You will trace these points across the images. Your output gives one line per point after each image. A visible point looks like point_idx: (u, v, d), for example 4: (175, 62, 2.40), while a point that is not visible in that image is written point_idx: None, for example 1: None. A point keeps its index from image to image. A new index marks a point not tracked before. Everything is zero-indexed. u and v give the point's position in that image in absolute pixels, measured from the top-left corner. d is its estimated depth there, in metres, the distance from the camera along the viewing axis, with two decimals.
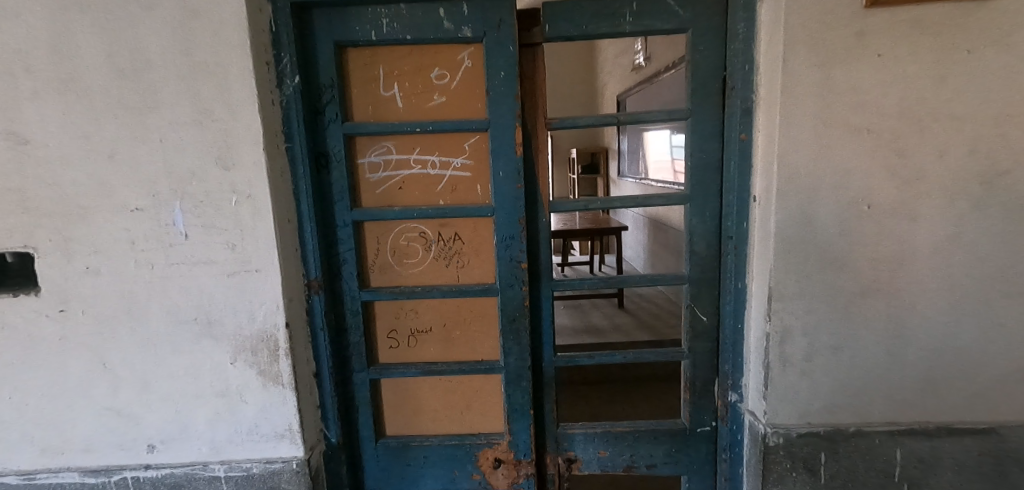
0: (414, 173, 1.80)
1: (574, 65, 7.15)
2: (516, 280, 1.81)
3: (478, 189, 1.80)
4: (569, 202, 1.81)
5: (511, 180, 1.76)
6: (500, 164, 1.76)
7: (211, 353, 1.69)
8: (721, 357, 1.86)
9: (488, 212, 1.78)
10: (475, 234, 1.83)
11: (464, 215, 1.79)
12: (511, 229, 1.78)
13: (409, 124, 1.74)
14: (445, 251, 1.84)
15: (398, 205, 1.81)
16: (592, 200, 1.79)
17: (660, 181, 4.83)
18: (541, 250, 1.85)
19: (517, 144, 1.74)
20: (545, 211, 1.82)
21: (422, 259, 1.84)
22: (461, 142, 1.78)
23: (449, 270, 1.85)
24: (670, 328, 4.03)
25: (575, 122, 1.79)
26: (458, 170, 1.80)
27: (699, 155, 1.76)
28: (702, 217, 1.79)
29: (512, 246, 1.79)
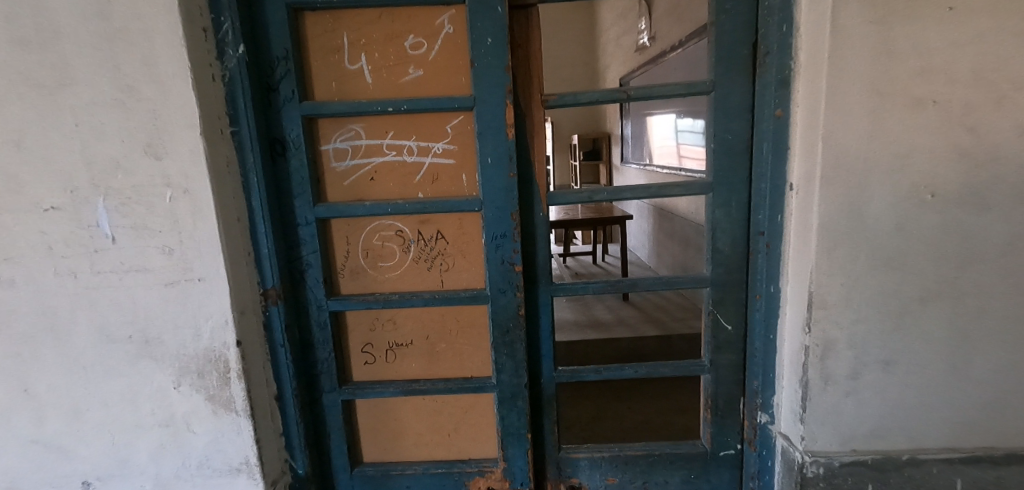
0: (388, 161, 1.53)
1: (574, 48, 6.84)
2: (509, 285, 1.55)
3: (464, 179, 1.54)
4: (570, 194, 1.54)
5: (502, 167, 1.49)
6: (488, 149, 1.49)
7: (151, 376, 1.43)
8: (749, 372, 1.60)
9: (476, 206, 1.52)
10: (461, 231, 1.56)
11: (448, 209, 1.52)
12: (502, 226, 1.52)
13: (380, 102, 1.47)
14: (427, 252, 1.58)
15: (370, 199, 1.55)
16: (597, 191, 1.52)
17: (667, 167, 4.55)
18: (539, 250, 1.59)
19: (509, 125, 1.47)
20: (542, 204, 1.56)
21: (399, 261, 1.58)
22: (443, 123, 1.51)
23: (431, 274, 1.59)
24: (678, 322, 3.76)
25: (576, 99, 1.51)
26: (440, 157, 1.53)
27: (725, 136, 1.49)
28: (727, 209, 1.53)
29: (505, 246, 1.53)
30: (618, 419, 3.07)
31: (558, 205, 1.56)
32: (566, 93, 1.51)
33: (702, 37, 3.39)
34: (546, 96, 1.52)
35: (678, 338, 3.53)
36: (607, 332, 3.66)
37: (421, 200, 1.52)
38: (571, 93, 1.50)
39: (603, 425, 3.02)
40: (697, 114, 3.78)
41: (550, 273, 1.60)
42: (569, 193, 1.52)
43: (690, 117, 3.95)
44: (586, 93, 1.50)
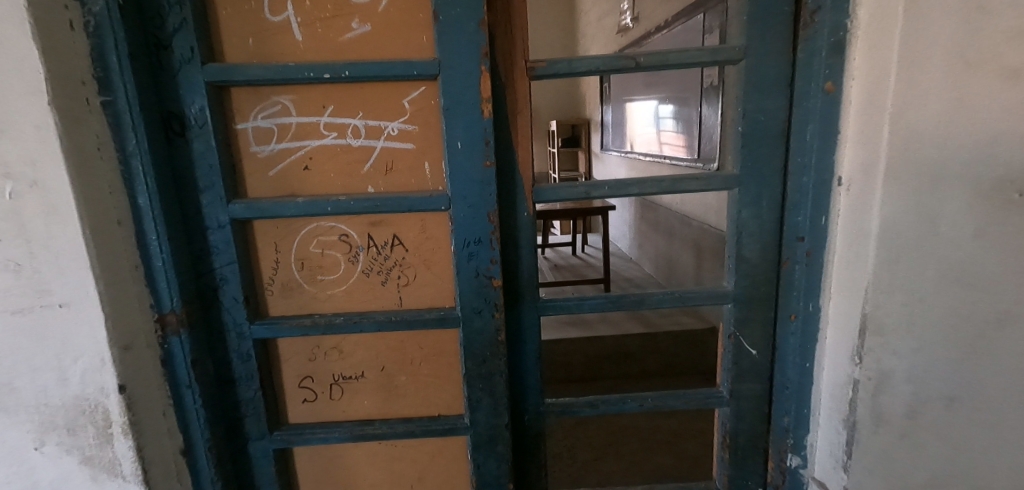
0: (329, 145, 1.18)
1: (552, 30, 6.51)
2: (485, 304, 1.23)
3: (427, 169, 1.20)
4: (562, 189, 1.22)
5: (477, 154, 1.16)
6: (457, 131, 1.15)
7: (3, 435, 1.05)
8: (778, 406, 1.32)
9: (443, 205, 1.19)
10: (424, 235, 1.23)
11: (406, 208, 1.19)
12: (477, 230, 1.19)
13: (313, 68, 1.11)
14: (382, 262, 1.24)
15: (306, 194, 1.20)
16: (596, 185, 1.21)
17: (648, 154, 4.26)
18: (522, 259, 1.27)
19: (485, 98, 1.13)
20: (526, 201, 1.24)
21: (344, 274, 1.24)
22: (399, 96, 1.17)
23: (386, 290, 1.26)
24: (663, 319, 3.49)
25: (572, 67, 1.18)
26: (396, 139, 1.19)
27: (755, 117, 1.19)
28: (757, 208, 1.24)
29: (481, 255, 1.20)
30: (601, 425, 2.79)
31: (546, 203, 1.24)
32: (559, 58, 1.18)
33: (692, 15, 3.08)
34: (532, 63, 1.19)
35: (663, 336, 3.27)
36: (590, 329, 3.38)
37: (372, 196, 1.18)
38: (566, 58, 1.16)
39: (586, 431, 2.75)
40: (682, 99, 3.48)
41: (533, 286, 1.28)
42: (561, 187, 1.20)
43: (674, 102, 3.65)
44: (585, 58, 1.16)
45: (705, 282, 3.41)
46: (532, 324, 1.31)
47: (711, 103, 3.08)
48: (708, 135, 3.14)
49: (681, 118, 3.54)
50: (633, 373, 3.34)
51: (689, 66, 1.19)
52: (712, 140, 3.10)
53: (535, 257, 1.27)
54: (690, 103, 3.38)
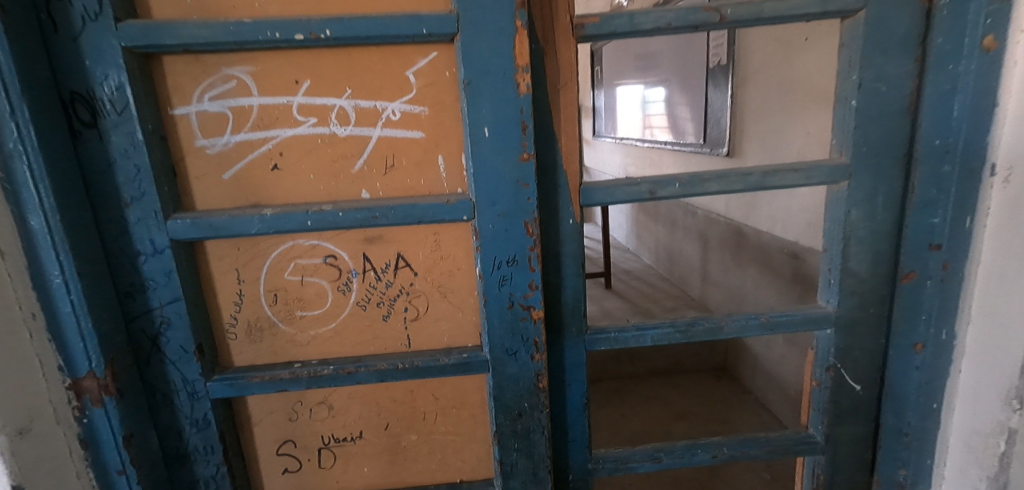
0: (307, 136, 0.86)
1: None
2: (522, 342, 0.93)
3: (442, 165, 0.90)
4: (619, 188, 0.93)
5: (510, 144, 0.85)
6: (484, 112, 0.84)
7: None
8: (886, 454, 1.04)
9: (465, 215, 0.89)
10: (438, 254, 0.93)
11: (415, 219, 0.88)
12: (511, 247, 0.89)
13: (278, 26, 0.79)
14: (382, 290, 0.93)
15: (277, 203, 0.88)
16: (663, 182, 0.93)
17: (641, 140, 3.98)
18: (565, 280, 0.97)
19: (521, 66, 0.83)
20: (572, 204, 0.94)
21: (333, 308, 0.93)
22: (401, 66, 0.86)
23: (389, 326, 0.95)
24: (668, 312, 3.15)
25: (633, 23, 0.88)
26: (398, 126, 0.88)
27: (874, 87, 0.89)
28: (872, 207, 0.94)
29: (516, 279, 0.90)
30: (610, 429, 2.40)
31: (601, 207, 0.94)
32: (616, 12, 0.87)
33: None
34: (579, 18, 0.87)
35: None
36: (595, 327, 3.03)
37: (367, 204, 0.87)
38: (628, 10, 0.87)
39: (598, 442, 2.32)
40: (678, 81, 3.19)
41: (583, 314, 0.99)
42: (620, 185, 0.92)
43: (666, 85, 3.37)
44: (653, 11, 0.87)
45: (711, 274, 3.12)
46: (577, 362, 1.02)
47: (717, 85, 2.75)
48: (715, 119, 2.81)
49: (674, 102, 3.28)
50: (640, 373, 2.88)
51: (789, 20, 0.89)
52: (720, 124, 2.78)
53: (582, 277, 0.97)
54: (690, 86, 3.04)
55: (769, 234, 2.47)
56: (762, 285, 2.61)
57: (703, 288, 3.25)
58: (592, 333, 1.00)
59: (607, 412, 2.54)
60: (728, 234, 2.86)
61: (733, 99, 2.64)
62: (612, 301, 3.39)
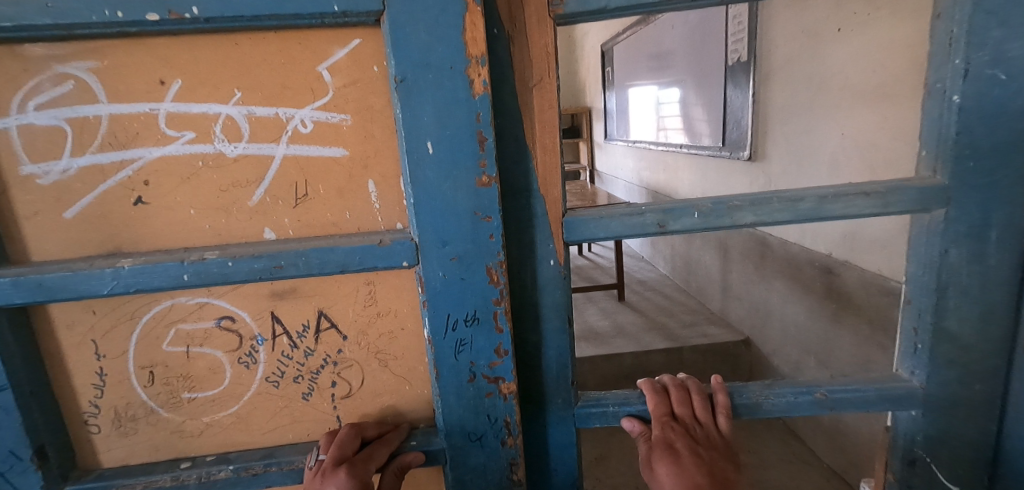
0: (181, 157, 0.66)
1: None
2: (488, 420, 0.73)
3: (374, 192, 0.69)
4: (616, 220, 0.69)
5: (461, 165, 0.64)
6: (427, 122, 0.63)
7: None
8: None
9: (407, 260, 0.68)
10: (373, 308, 0.73)
11: (339, 267, 0.67)
12: (472, 302, 0.69)
13: (122, 3, 0.59)
14: (301, 360, 0.74)
15: (143, 248, 0.68)
16: (677, 211, 0.69)
17: (655, 143, 3.71)
18: (546, 339, 0.75)
19: (474, 56, 0.62)
20: (553, 240, 0.71)
21: (234, 387, 0.74)
22: (313, 58, 0.65)
23: (314, 406, 0.76)
24: (685, 328, 2.87)
25: None
26: (311, 140, 0.67)
27: (988, 73, 0.66)
28: (985, 249, 0.69)
29: (478, 344, 0.70)
30: (619, 457, 2.14)
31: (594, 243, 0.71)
32: None
33: None
34: None
35: (688, 351, 2.63)
36: (604, 344, 2.75)
37: (270, 248, 0.66)
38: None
39: (604, 472, 2.05)
40: (694, 80, 2.93)
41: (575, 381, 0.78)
42: (616, 215, 0.68)
43: (681, 85, 3.11)
44: None
45: (732, 287, 2.81)
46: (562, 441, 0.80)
47: (736, 83, 2.49)
48: (735, 120, 2.55)
49: (691, 103, 3.01)
50: None
51: None
52: (740, 126, 2.51)
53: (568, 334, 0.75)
54: (707, 86, 2.79)
55: (798, 245, 2.20)
56: (788, 303, 2.30)
57: (723, 303, 2.95)
58: (583, 407, 0.77)
59: (616, 438, 2.27)
60: (752, 244, 2.57)
61: (755, 99, 2.36)
62: (624, 315, 3.10)
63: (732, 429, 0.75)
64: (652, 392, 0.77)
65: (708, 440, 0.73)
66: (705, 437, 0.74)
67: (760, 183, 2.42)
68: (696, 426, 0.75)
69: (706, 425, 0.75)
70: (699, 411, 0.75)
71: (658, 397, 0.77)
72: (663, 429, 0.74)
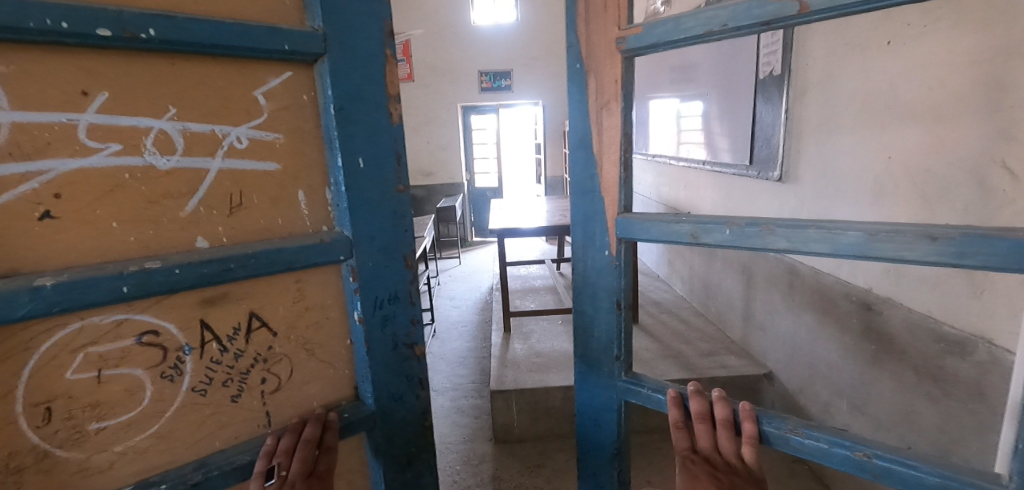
0: (104, 168, 0.74)
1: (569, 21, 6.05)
2: (403, 374, 1.02)
3: (303, 200, 0.90)
4: (651, 227, 0.96)
5: (381, 179, 0.93)
6: (359, 145, 0.90)
7: None
8: None
9: (342, 253, 0.92)
10: (298, 305, 0.92)
11: (275, 269, 0.86)
12: (393, 285, 0.97)
13: (67, 14, 0.68)
14: (229, 364, 0.87)
15: (53, 266, 0.73)
16: (706, 226, 0.88)
17: (675, 157, 3.56)
18: (599, 314, 1.08)
19: (392, 95, 0.93)
20: (606, 235, 1.03)
21: (158, 404, 0.83)
22: (251, 85, 0.83)
23: (241, 406, 0.90)
24: (703, 357, 2.71)
25: (678, 28, 0.87)
26: (245, 155, 0.84)
27: None
28: None
29: (399, 318, 0.99)
30: None
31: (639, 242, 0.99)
32: (659, 20, 0.89)
33: None
34: (623, 32, 0.93)
35: (706, 382, 2.48)
36: None
37: (220, 253, 0.81)
38: (672, 16, 0.87)
39: None
40: (718, 95, 2.79)
41: (627, 360, 1.08)
42: (654, 220, 0.94)
43: (704, 98, 2.97)
44: (702, 13, 0.84)
45: (754, 315, 2.65)
46: (607, 404, 1.11)
47: (767, 98, 2.33)
48: (764, 138, 2.39)
49: (714, 117, 2.87)
50: None
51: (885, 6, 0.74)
52: (770, 144, 2.35)
53: (616, 315, 1.05)
54: (733, 100, 2.64)
55: (831, 276, 2.04)
56: (816, 338, 2.13)
57: (744, 332, 2.78)
58: (625, 381, 1.07)
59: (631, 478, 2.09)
60: (778, 271, 2.40)
61: (787, 116, 2.21)
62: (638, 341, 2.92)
63: (756, 454, 0.90)
64: (674, 427, 0.96)
65: (728, 466, 0.90)
66: (723, 464, 0.90)
67: (790, 206, 2.25)
68: (716, 454, 0.92)
69: (726, 453, 0.91)
70: (719, 443, 0.92)
71: (680, 431, 0.96)
72: (687, 462, 0.93)
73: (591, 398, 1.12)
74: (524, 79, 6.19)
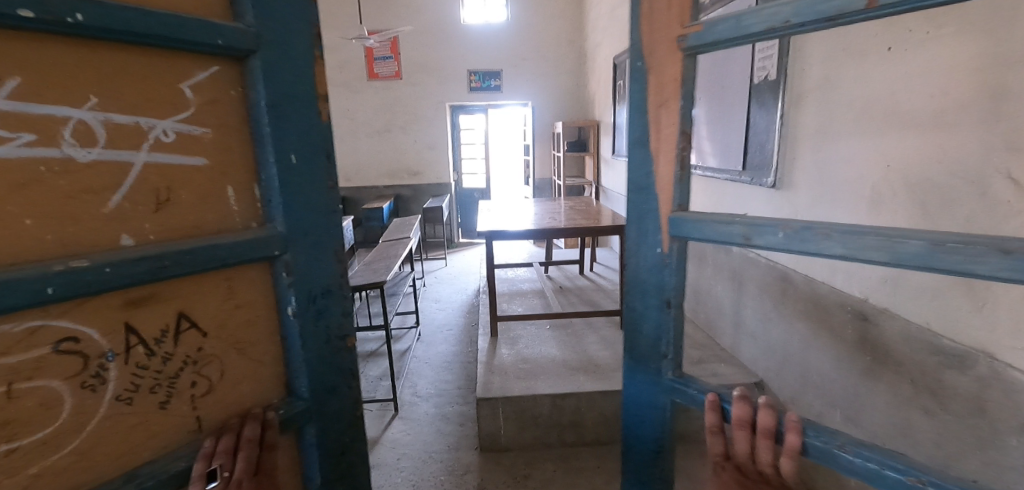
0: (17, 160, 0.64)
1: (560, 23, 6.00)
2: (338, 369, 0.97)
3: (232, 196, 0.83)
4: (704, 227, 0.91)
5: (313, 174, 0.89)
6: (291, 142, 0.85)
7: None
8: None
9: (277, 249, 0.86)
10: (229, 303, 0.84)
11: (209, 265, 0.79)
12: (325, 281, 0.92)
13: None
14: (157, 368, 0.77)
15: None
16: (760, 228, 0.84)
17: None
18: (649, 312, 1.03)
19: (322, 95, 0.89)
20: (660, 233, 0.98)
21: (78, 418, 0.71)
22: (178, 78, 0.76)
23: (170, 413, 0.79)
24: (693, 365, 2.66)
25: (740, 26, 0.82)
26: (173, 149, 0.76)
27: None
28: None
29: (334, 313, 0.94)
30: None
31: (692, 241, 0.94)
32: (721, 17, 0.84)
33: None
34: (684, 29, 0.89)
35: None
36: (606, 379, 2.51)
37: (154, 250, 0.73)
38: (735, 13, 0.82)
39: None
40: (711, 100, 2.75)
41: (677, 358, 1.03)
42: (707, 220, 0.90)
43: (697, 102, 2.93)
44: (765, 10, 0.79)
45: (744, 323, 2.61)
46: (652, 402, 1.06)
47: (762, 103, 2.30)
48: (758, 143, 2.35)
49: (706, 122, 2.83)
50: None
51: None
52: (764, 150, 2.31)
53: (667, 314, 1.01)
54: (726, 104, 2.61)
55: (827, 285, 2.00)
56: (809, 348, 2.09)
57: (734, 338, 2.74)
58: (673, 380, 1.02)
59: None
60: (771, 279, 2.35)
61: (783, 121, 2.17)
62: None
63: (794, 470, 0.85)
64: (710, 431, 0.94)
65: (761, 476, 0.88)
66: (755, 473, 0.89)
67: (784, 213, 2.21)
68: (751, 462, 0.90)
69: (760, 463, 0.88)
70: (755, 452, 0.89)
71: (716, 435, 0.93)
72: (722, 467, 0.93)
73: (639, 397, 1.07)
74: (513, 80, 6.13)
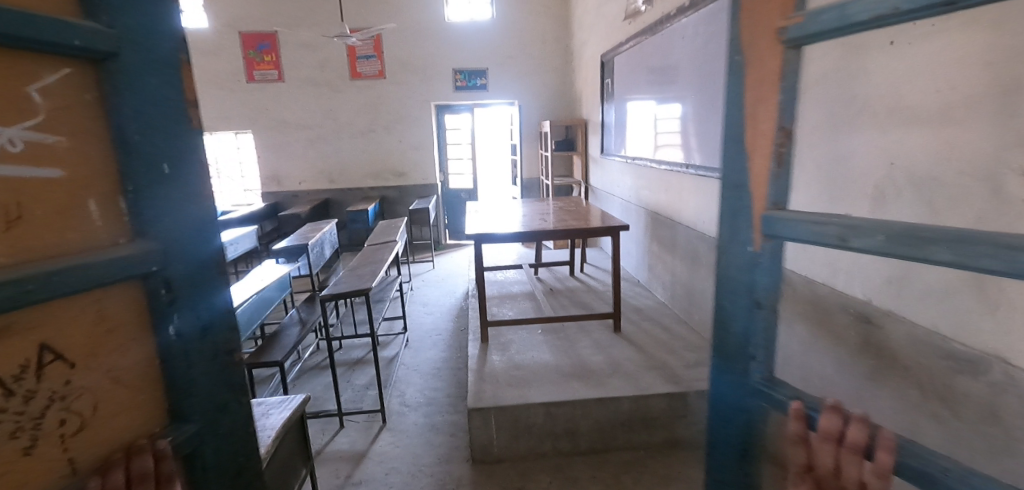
0: None
1: (547, 21, 5.92)
2: (225, 383, 0.87)
3: (95, 211, 0.72)
4: (797, 225, 0.82)
5: (184, 180, 0.80)
6: (156, 150, 0.77)
7: None
8: None
9: (154, 264, 0.76)
10: (96, 328, 0.72)
11: (78, 285, 0.68)
12: (206, 294, 0.84)
13: None
14: (17, 409, 0.65)
15: None
16: (855, 227, 0.74)
17: (655, 160, 3.47)
18: (740, 312, 0.93)
19: (190, 100, 0.81)
20: (751, 231, 0.89)
21: None
22: (19, 81, 0.65)
23: (38, 458, 0.67)
24: (689, 368, 2.59)
25: (845, 15, 0.73)
26: (21, 160, 0.65)
27: None
28: None
29: (217, 325, 0.85)
30: None
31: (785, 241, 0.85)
32: (826, 6, 0.76)
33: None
34: (785, 20, 0.81)
35: (694, 396, 2.36)
36: (601, 385, 2.44)
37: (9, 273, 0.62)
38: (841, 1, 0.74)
39: None
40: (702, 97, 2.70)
41: (768, 359, 0.93)
42: (800, 218, 0.81)
43: (687, 100, 2.88)
44: None
45: None
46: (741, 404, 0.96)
47: None
48: None
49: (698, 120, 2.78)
50: (651, 442, 2.42)
51: None
52: None
53: (758, 314, 0.91)
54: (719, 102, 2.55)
55: (827, 286, 1.94)
56: (809, 351, 2.03)
57: None
58: (761, 382, 0.92)
59: None
60: None
61: None
62: (621, 351, 2.79)
63: None
64: (790, 441, 0.85)
65: None
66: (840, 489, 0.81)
67: None
68: (835, 475, 0.82)
69: (847, 477, 0.80)
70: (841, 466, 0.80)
71: (797, 445, 0.85)
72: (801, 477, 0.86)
73: (725, 398, 0.97)
74: (499, 79, 6.04)
